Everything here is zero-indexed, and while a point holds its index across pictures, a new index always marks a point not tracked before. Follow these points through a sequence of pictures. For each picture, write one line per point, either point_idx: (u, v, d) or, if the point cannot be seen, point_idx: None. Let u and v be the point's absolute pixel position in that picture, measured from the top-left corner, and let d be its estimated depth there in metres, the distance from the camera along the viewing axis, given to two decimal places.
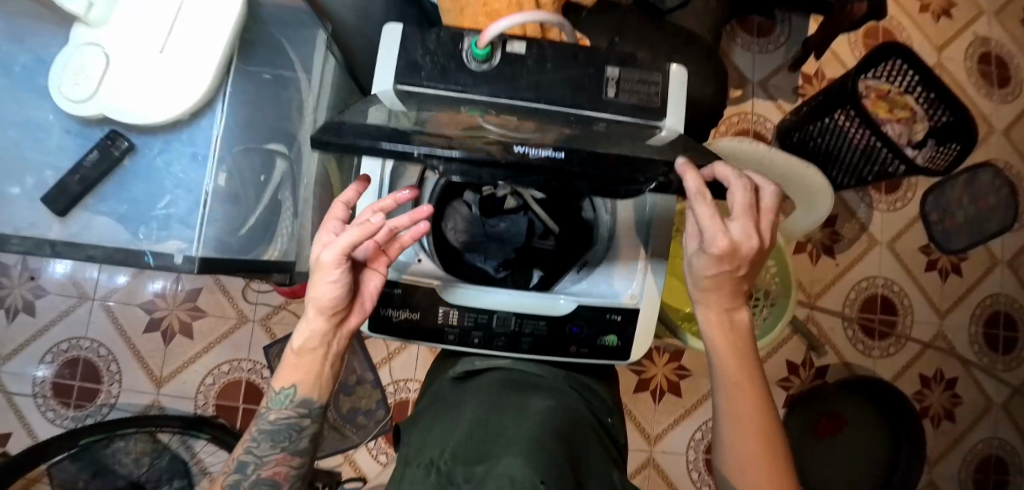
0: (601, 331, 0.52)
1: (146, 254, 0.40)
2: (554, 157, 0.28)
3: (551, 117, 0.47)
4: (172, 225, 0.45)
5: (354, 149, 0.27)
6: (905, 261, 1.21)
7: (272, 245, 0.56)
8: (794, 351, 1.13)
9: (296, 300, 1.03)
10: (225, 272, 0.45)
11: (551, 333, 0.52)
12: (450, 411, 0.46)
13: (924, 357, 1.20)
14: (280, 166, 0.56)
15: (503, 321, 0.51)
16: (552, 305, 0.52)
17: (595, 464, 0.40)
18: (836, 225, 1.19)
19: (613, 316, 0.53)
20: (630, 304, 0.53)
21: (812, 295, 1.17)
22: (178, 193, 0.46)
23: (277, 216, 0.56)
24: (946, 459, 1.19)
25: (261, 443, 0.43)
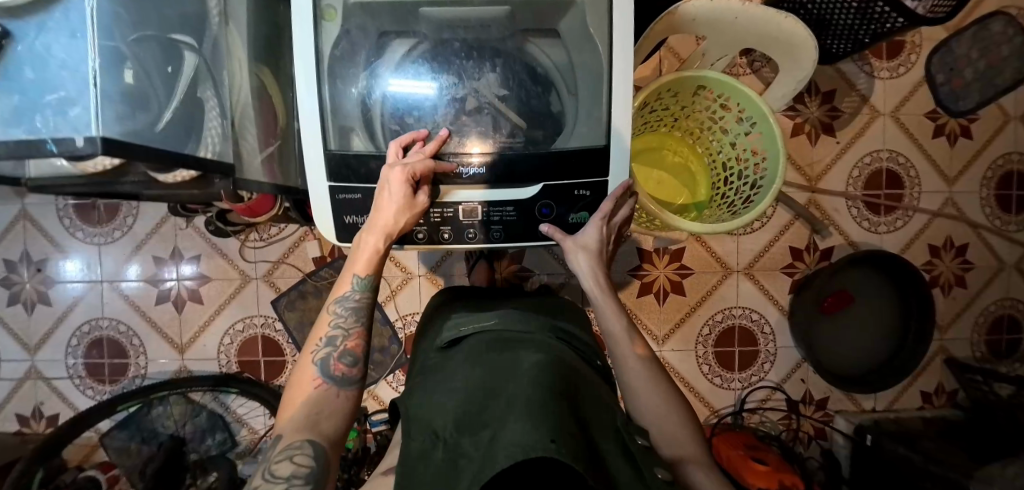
0: (571, 208, 0.51)
1: (47, 141, 0.35)
2: (478, 172, 0.49)
3: (495, 48, 0.50)
4: (68, 110, 0.39)
5: (366, 171, 0.49)
6: (910, 130, 1.15)
7: (203, 143, 0.51)
8: (797, 237, 1.11)
9: (294, 253, 1.03)
10: (140, 159, 0.40)
11: (520, 217, 0.50)
12: (448, 377, 0.53)
13: (933, 227, 1.17)
14: (192, 58, 0.49)
15: (471, 212, 0.50)
16: (518, 187, 0.50)
17: (587, 396, 0.47)
18: (835, 100, 1.13)
19: (581, 192, 0.50)
20: (596, 177, 0.50)
21: (813, 179, 1.13)
22: (66, 75, 0.39)
23: (200, 112, 0.51)
24: (956, 323, 1.19)
25: (345, 317, 0.50)
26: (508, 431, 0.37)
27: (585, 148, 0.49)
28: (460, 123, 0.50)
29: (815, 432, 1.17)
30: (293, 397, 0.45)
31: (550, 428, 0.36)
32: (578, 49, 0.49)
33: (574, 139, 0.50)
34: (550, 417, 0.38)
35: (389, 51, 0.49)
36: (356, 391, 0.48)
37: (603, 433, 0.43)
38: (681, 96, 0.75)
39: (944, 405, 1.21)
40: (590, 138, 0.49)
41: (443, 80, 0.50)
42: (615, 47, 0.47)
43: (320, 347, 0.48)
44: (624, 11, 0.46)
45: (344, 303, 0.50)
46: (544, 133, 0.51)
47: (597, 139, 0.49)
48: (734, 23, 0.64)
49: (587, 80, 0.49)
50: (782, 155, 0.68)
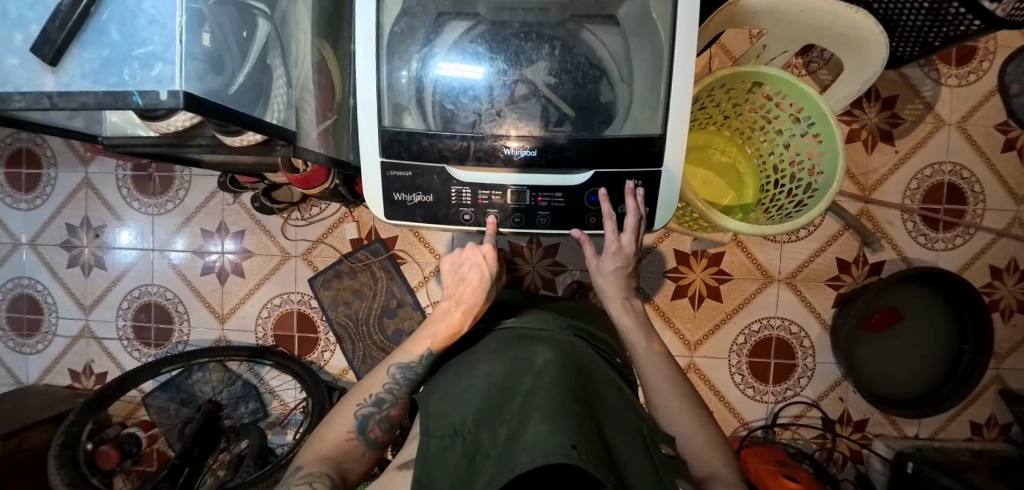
0: (622, 199, 0.50)
1: (132, 93, 0.33)
2: (530, 154, 0.48)
3: (552, 34, 0.49)
4: (154, 64, 0.35)
5: (415, 147, 0.48)
6: (977, 142, 1.06)
7: (269, 109, 0.48)
8: (845, 248, 1.06)
9: (333, 234, 1.06)
10: (215, 118, 0.37)
11: (569, 204, 0.50)
12: (467, 368, 0.53)
13: (996, 247, 1.08)
14: (263, 27, 0.46)
15: (518, 197, 0.50)
16: (566, 175, 0.49)
17: (605, 396, 0.47)
18: (896, 107, 1.05)
19: (632, 183, 0.49)
20: (651, 168, 0.49)
21: (866, 188, 1.07)
22: (154, 31, 0.35)
23: (269, 78, 0.48)
24: (1016, 353, 1.10)
25: (401, 386, 0.59)
26: (527, 436, 0.38)
27: (639, 137, 0.48)
28: (510, 111, 0.49)
29: (851, 454, 1.11)
30: (331, 434, 0.57)
31: (571, 432, 0.37)
32: (638, 35, 0.48)
33: (631, 124, 0.49)
34: (569, 419, 0.38)
35: (444, 33, 0.50)
36: (376, 452, 0.59)
37: (627, 439, 0.43)
38: (735, 93, 0.72)
39: (995, 438, 1.12)
40: (646, 124, 0.48)
41: (493, 67, 0.49)
42: (681, 29, 0.45)
43: (365, 403, 0.58)
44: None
45: (402, 370, 0.59)
46: (602, 122, 0.49)
47: (654, 127, 0.48)
48: (799, 15, 0.61)
49: (644, 65, 0.48)
50: (841, 158, 0.64)
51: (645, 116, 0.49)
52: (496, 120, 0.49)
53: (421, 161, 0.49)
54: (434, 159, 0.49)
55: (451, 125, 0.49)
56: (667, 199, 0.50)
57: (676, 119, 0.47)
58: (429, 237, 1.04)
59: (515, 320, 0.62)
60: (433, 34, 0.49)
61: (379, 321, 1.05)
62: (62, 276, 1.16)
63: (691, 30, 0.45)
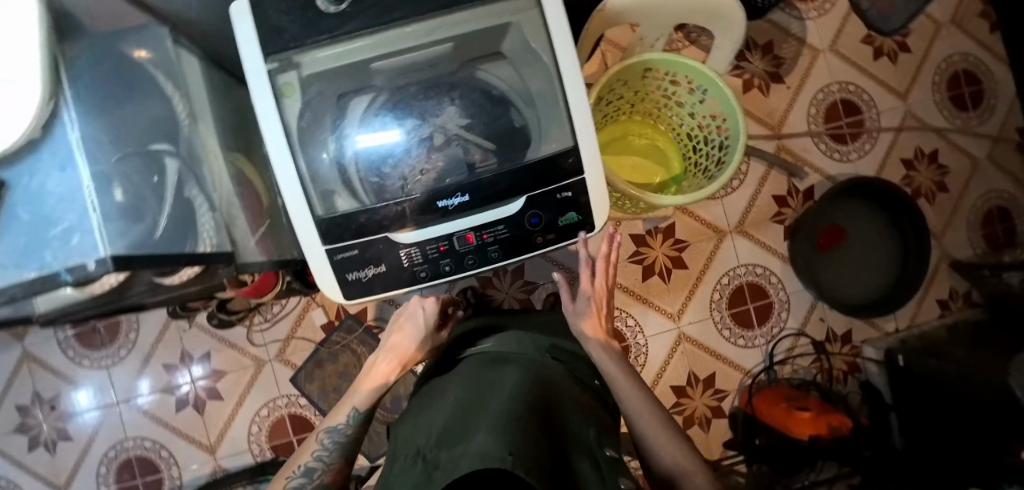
0: (560, 212, 0.52)
1: (61, 272, 0.35)
2: (463, 200, 0.49)
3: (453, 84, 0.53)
4: (73, 235, 0.37)
5: (355, 225, 0.49)
6: (852, 58, 1.17)
7: (202, 237, 0.49)
8: (777, 185, 1.13)
9: (303, 325, 1.04)
10: (149, 266, 0.38)
11: (513, 232, 0.52)
12: (437, 407, 0.49)
13: (901, 142, 1.17)
14: (174, 165, 0.48)
15: (464, 240, 0.51)
16: (502, 207, 0.51)
17: (567, 420, 0.44)
18: (774, 49, 1.16)
19: (565, 194, 0.51)
20: (577, 176, 0.50)
21: (775, 126, 1.15)
22: (67, 207, 0.38)
23: (193, 210, 0.48)
24: (951, 227, 1.19)
25: (330, 453, 0.55)
26: (473, 444, 0.32)
27: (559, 151, 0.49)
28: (433, 160, 0.52)
29: (848, 367, 1.15)
30: None
31: (512, 443, 0.31)
32: (526, 64, 0.51)
33: (546, 139, 0.51)
34: (516, 434, 0.33)
35: (352, 106, 0.52)
36: None
37: (591, 475, 0.36)
38: (634, 82, 0.78)
39: (964, 308, 1.18)
40: (559, 135, 0.49)
41: (409, 124, 0.52)
42: (559, 45, 0.47)
43: (296, 475, 0.53)
44: (558, 17, 0.46)
45: (332, 436, 0.55)
46: (520, 148, 0.52)
47: (567, 140, 0.49)
48: (661, 6, 0.68)
49: (542, 88, 0.50)
50: (740, 109, 0.69)
51: (554, 129, 0.50)
52: (427, 172, 0.51)
53: (364, 238, 0.50)
54: (374, 232, 0.50)
55: (385, 187, 0.51)
56: (601, 197, 0.51)
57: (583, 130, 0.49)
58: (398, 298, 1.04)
59: (497, 346, 0.62)
60: (339, 112, 0.51)
61: None
62: (26, 464, 1.07)
63: (568, 42, 0.46)
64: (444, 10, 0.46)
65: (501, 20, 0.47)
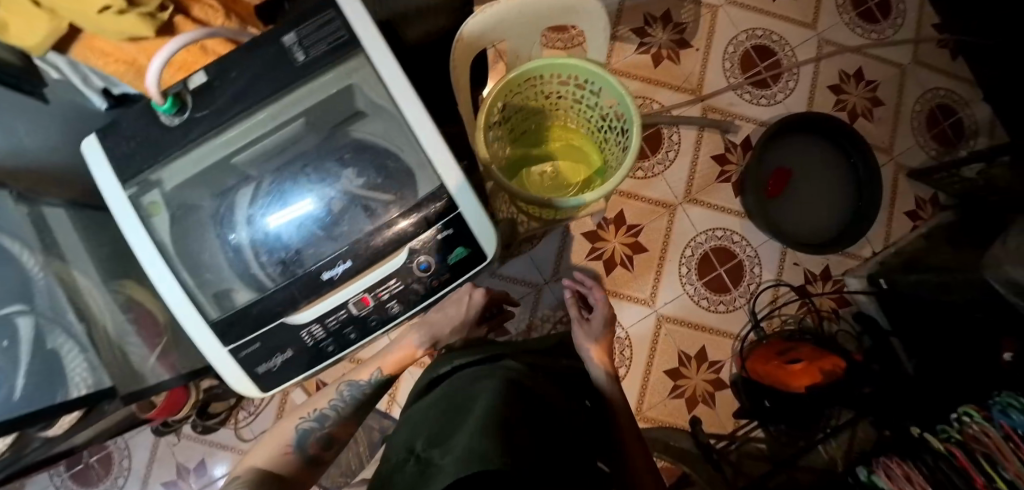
0: (447, 251, 0.48)
1: None
2: (346, 267, 0.47)
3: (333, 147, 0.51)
4: None
5: (248, 320, 0.48)
6: (753, 5, 1.17)
7: (75, 385, 0.43)
8: (714, 146, 1.12)
9: (288, 408, 1.03)
10: None
11: (407, 284, 0.49)
12: (432, 407, 0.49)
13: (823, 70, 1.16)
14: (28, 321, 0.42)
15: (360, 305, 0.49)
16: (387, 263, 0.48)
17: (559, 422, 0.44)
18: (675, 17, 1.15)
19: (446, 233, 0.48)
20: (452, 212, 0.47)
21: (696, 89, 1.13)
22: None
23: (57, 361, 0.43)
24: (898, 138, 1.17)
25: (345, 402, 0.66)
26: (463, 444, 0.32)
27: (427, 192, 0.47)
28: (327, 227, 0.50)
29: (837, 303, 1.12)
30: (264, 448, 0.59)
31: (507, 445, 0.31)
32: (382, 115, 0.49)
33: (417, 182, 0.48)
34: (512, 435, 0.33)
35: (253, 189, 0.51)
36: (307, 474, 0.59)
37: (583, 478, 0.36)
38: (526, 93, 0.78)
39: (934, 214, 1.16)
40: (424, 176, 0.47)
41: (319, 191, 0.51)
42: (397, 90, 0.46)
43: (307, 418, 0.62)
44: (389, 67, 0.46)
45: (352, 387, 0.68)
46: (399, 195, 0.48)
47: (433, 180, 0.47)
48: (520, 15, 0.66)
49: (398, 136, 0.49)
50: (627, 93, 0.68)
51: (416, 172, 0.48)
52: (333, 241, 0.49)
53: (258, 330, 0.48)
54: (268, 321, 0.48)
55: (295, 266, 0.49)
56: (483, 225, 0.48)
57: (444, 166, 0.46)
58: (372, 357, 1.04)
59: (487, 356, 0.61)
60: (224, 207, 0.50)
61: (374, 459, 1.02)
62: None
63: (405, 86, 0.46)
64: (280, 93, 0.47)
65: (339, 85, 0.48)
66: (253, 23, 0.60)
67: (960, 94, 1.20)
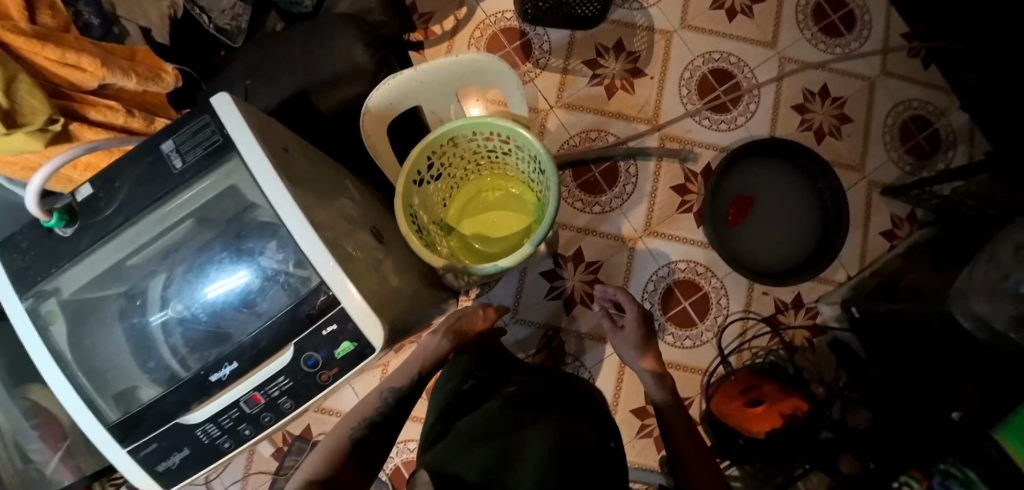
0: (331, 346, 0.49)
1: None
2: (232, 367, 0.48)
3: (245, 225, 0.49)
4: None
5: (144, 421, 0.50)
6: (708, 28, 1.13)
7: None
8: (673, 175, 1.09)
9: (255, 460, 1.05)
10: None
11: (296, 380, 0.50)
12: (462, 441, 0.49)
13: (786, 90, 1.12)
14: None
15: (250, 403, 0.50)
16: (272, 361, 0.49)
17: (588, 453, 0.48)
18: (627, 45, 1.13)
19: (330, 328, 0.48)
20: (335, 308, 0.48)
21: (652, 118, 1.11)
22: None
23: None
24: (870, 154, 1.12)
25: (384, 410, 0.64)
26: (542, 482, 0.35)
27: (309, 289, 0.47)
28: (246, 311, 0.50)
29: (810, 332, 1.08)
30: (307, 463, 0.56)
31: None
32: (267, 209, 0.48)
33: (302, 279, 0.48)
34: None
35: (174, 268, 0.51)
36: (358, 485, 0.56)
37: None
38: (454, 152, 0.80)
39: (913, 231, 1.10)
40: (306, 275, 0.47)
41: (249, 265, 0.50)
42: (269, 187, 0.46)
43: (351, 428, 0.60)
44: (263, 168, 0.46)
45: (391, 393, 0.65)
46: (287, 290, 0.48)
47: (313, 277, 0.47)
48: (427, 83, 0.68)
49: (279, 231, 0.48)
50: (544, 153, 0.68)
51: (294, 270, 0.48)
52: (257, 321, 0.49)
53: (154, 431, 0.50)
54: (162, 423, 0.49)
55: (219, 347, 0.49)
56: (364, 314, 0.48)
57: (320, 259, 0.46)
58: (335, 405, 1.05)
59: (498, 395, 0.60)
60: (131, 298, 0.51)
61: None
62: None
63: (276, 183, 0.46)
64: (160, 200, 0.48)
65: (221, 186, 0.48)
66: (164, 112, 0.62)
67: (934, 104, 1.14)
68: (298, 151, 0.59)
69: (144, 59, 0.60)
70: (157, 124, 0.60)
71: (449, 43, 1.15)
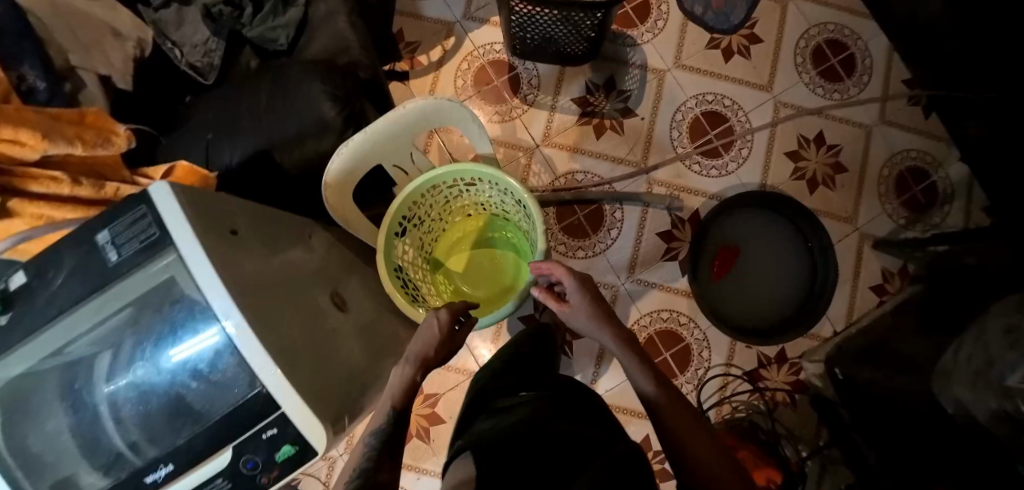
0: (271, 450, 0.47)
1: None
2: (168, 470, 0.47)
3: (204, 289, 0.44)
4: None
5: None
6: (703, 68, 1.10)
7: None
8: (660, 221, 1.06)
9: None
10: None
11: (235, 482, 0.48)
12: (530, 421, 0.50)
13: (780, 137, 1.09)
14: None
15: None
16: (209, 464, 0.47)
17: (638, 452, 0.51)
18: (618, 83, 1.09)
19: (271, 432, 0.46)
20: (275, 414, 0.46)
21: (640, 160, 1.08)
22: None
23: None
24: (863, 204, 1.09)
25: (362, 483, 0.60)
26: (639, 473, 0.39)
27: (248, 394, 0.45)
28: (211, 376, 0.46)
29: (792, 386, 1.06)
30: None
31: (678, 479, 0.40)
32: (206, 303, 0.45)
33: (240, 384, 0.45)
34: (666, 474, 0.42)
35: (122, 340, 0.47)
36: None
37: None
38: (437, 195, 0.76)
39: (903, 286, 1.08)
40: (244, 381, 0.45)
41: (213, 324, 0.45)
42: (206, 288, 0.44)
43: None
44: (201, 265, 0.44)
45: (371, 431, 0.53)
46: (226, 393, 0.46)
47: (252, 383, 0.45)
48: (389, 143, 0.64)
49: (214, 331, 0.45)
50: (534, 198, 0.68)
51: (227, 375, 0.45)
52: (222, 391, 0.46)
53: None
54: None
55: (174, 425, 0.47)
56: (307, 417, 0.46)
57: (261, 364, 0.44)
58: None
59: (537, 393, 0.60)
60: (72, 377, 0.48)
61: None
62: None
63: (214, 284, 0.44)
64: (93, 295, 0.46)
65: (158, 280, 0.46)
66: (117, 175, 0.60)
67: (933, 155, 1.11)
68: (250, 225, 0.56)
69: (94, 123, 0.57)
70: (112, 190, 0.57)
71: (435, 74, 1.11)
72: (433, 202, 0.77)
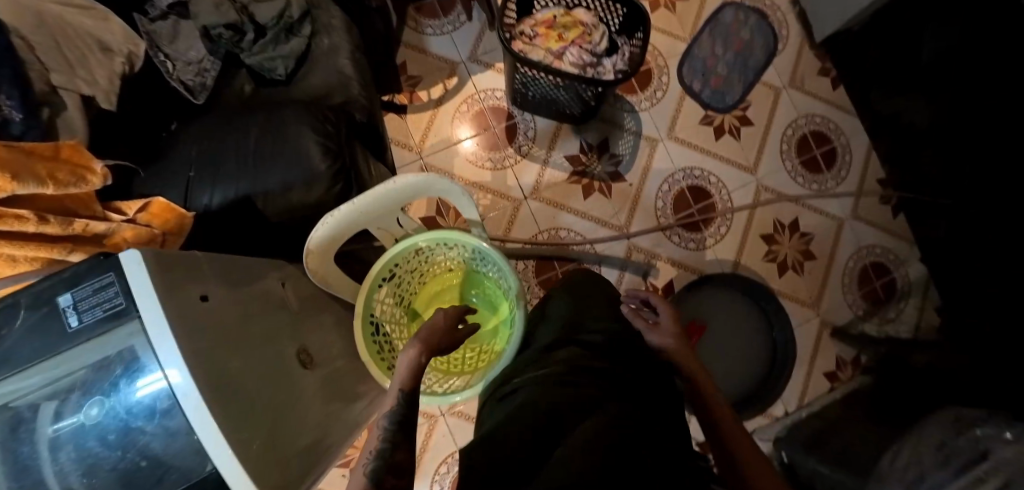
0: None
1: None
2: None
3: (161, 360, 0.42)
4: None
5: None
6: (694, 143, 1.13)
7: None
8: (634, 285, 1.08)
9: None
10: None
11: None
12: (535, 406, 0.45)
13: (758, 219, 1.13)
14: None
15: None
16: None
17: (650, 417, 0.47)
18: (612, 147, 1.11)
19: None
20: None
21: (623, 224, 1.10)
22: None
23: None
24: (827, 292, 1.13)
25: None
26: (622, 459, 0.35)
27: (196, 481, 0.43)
28: (157, 427, 0.44)
29: None
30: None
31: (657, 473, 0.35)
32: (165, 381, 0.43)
33: (191, 469, 0.43)
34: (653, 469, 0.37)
35: (76, 393, 0.46)
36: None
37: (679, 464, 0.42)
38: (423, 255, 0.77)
39: (853, 375, 1.13)
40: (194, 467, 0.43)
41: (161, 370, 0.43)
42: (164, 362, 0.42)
43: None
44: (165, 345, 0.42)
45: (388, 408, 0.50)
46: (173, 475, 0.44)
47: (202, 468, 0.43)
48: (379, 211, 0.63)
49: (173, 410, 0.43)
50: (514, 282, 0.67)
51: (173, 459, 0.44)
52: (168, 442, 0.43)
53: None
54: None
55: None
56: None
57: (216, 448, 0.42)
58: None
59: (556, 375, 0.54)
60: (13, 437, 0.45)
61: None
62: None
63: (174, 359, 0.42)
64: (47, 358, 0.44)
65: (118, 348, 0.44)
66: (87, 209, 0.57)
67: (896, 253, 1.16)
68: (219, 284, 0.55)
69: (70, 157, 0.55)
70: (83, 227, 0.53)
71: (434, 112, 1.10)
72: (417, 259, 0.77)
